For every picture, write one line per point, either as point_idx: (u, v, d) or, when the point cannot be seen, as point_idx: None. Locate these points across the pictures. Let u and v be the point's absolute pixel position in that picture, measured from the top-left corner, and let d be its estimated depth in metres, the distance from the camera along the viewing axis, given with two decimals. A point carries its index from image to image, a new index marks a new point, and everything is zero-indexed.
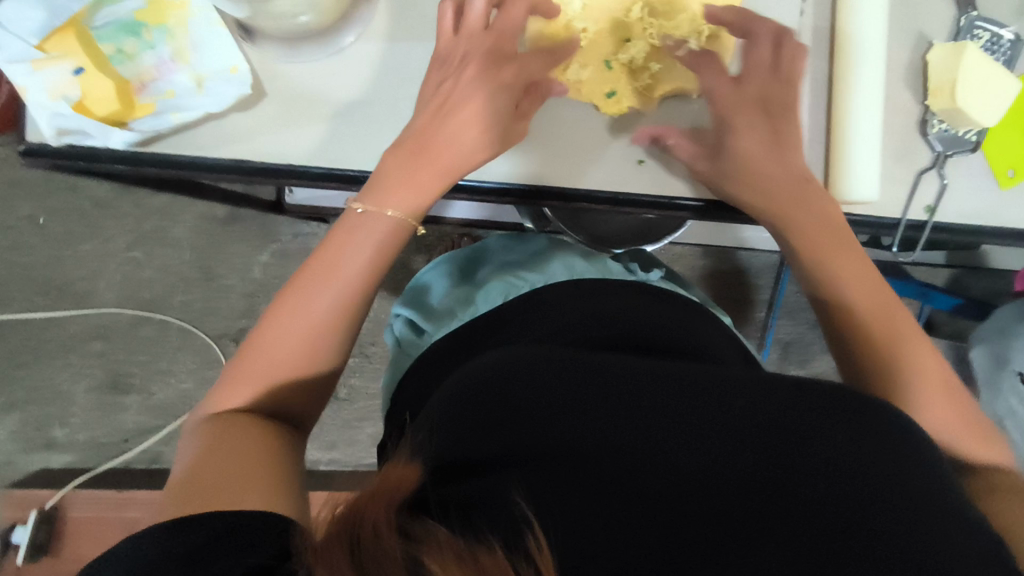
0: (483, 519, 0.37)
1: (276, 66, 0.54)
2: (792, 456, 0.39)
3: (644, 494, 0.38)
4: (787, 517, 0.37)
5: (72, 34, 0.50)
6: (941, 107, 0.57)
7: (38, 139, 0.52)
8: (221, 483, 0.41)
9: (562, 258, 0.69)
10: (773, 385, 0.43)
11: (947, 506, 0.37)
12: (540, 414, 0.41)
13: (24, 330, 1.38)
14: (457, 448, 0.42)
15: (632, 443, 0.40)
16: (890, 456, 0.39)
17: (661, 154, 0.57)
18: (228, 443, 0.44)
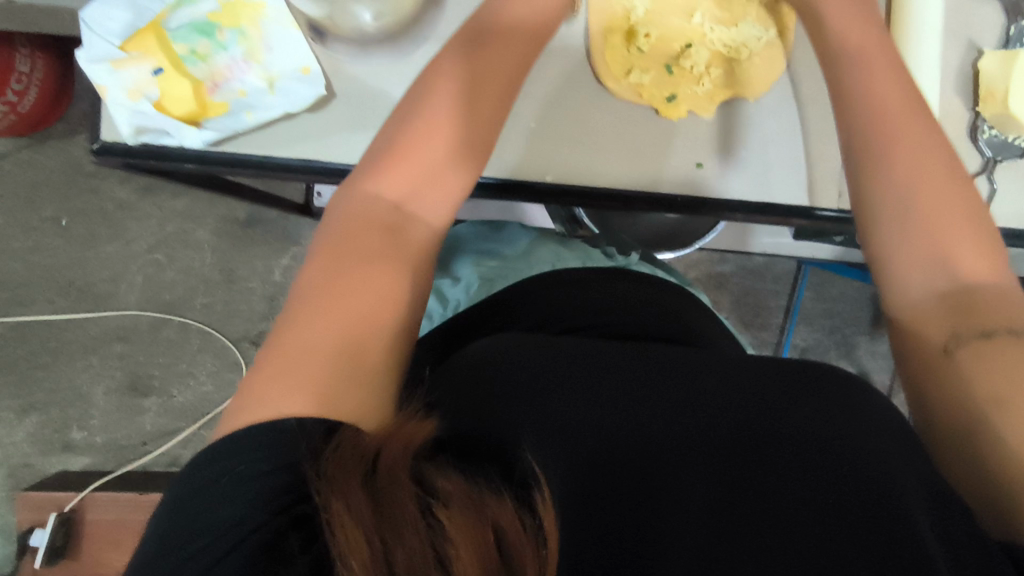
0: (495, 471, 0.40)
1: (346, 67, 0.55)
2: (754, 419, 0.44)
3: (635, 456, 0.43)
4: (750, 471, 0.42)
5: (151, 36, 0.52)
6: (992, 112, 0.59)
7: (113, 137, 0.53)
8: (297, 370, 0.40)
9: (546, 252, 0.70)
10: (736, 367, 0.48)
11: (903, 455, 0.42)
12: (540, 386, 0.45)
13: (44, 330, 1.35)
14: (461, 411, 0.44)
15: (621, 414, 0.44)
16: (845, 420, 0.44)
17: (719, 159, 0.59)
18: (333, 248, 0.46)
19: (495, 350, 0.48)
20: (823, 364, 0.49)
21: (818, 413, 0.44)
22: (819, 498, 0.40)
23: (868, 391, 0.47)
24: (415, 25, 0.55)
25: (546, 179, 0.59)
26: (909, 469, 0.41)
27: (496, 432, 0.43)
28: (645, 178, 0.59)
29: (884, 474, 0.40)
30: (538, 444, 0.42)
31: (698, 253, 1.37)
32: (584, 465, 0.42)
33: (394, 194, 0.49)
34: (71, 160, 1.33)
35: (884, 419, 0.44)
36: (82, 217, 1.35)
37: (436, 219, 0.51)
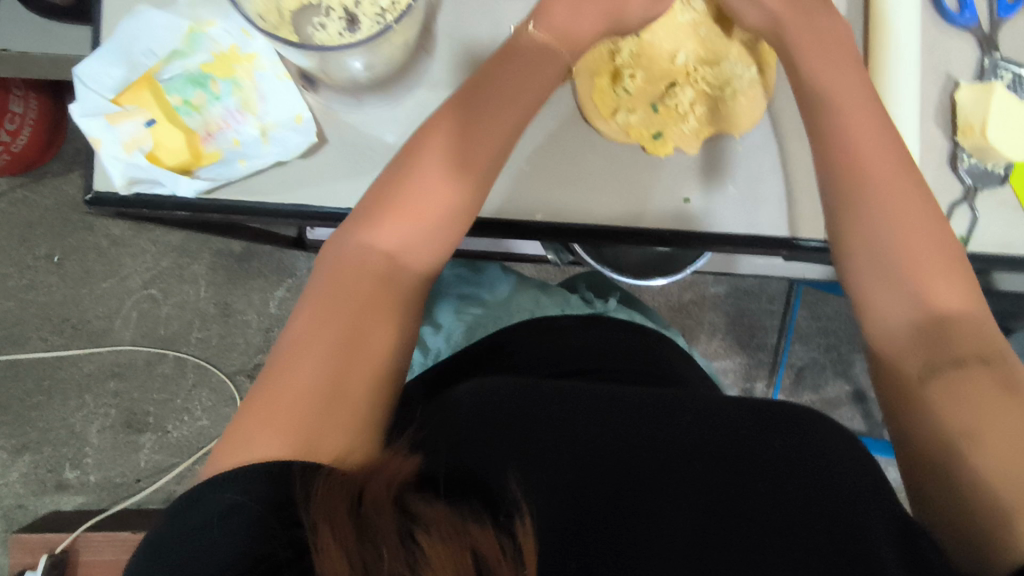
0: (478, 501, 0.43)
1: (339, 114, 0.56)
2: (725, 454, 0.47)
3: (613, 474, 0.46)
4: (717, 500, 0.46)
5: (146, 89, 0.53)
6: (971, 144, 0.60)
7: (106, 188, 0.54)
8: (282, 418, 0.42)
9: (525, 300, 0.73)
10: (709, 400, 0.51)
11: (866, 486, 0.45)
12: (526, 419, 0.48)
13: (38, 369, 1.34)
14: (452, 444, 0.47)
15: (601, 439, 0.48)
16: (814, 452, 0.47)
17: (706, 194, 0.60)
18: (307, 310, 0.48)
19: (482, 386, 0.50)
20: (799, 406, 0.52)
21: (790, 447, 0.47)
22: (788, 525, 0.44)
23: (836, 428, 0.50)
24: (406, 71, 0.56)
25: (537, 217, 0.59)
26: (872, 500, 0.45)
27: (483, 467, 0.46)
28: (642, 214, 0.60)
29: (848, 503, 0.44)
30: (522, 475, 0.46)
31: (692, 276, 1.37)
32: (566, 496, 0.45)
33: (383, 258, 0.51)
34: (66, 198, 1.33)
35: (850, 451, 0.48)
36: (76, 255, 1.35)
37: (416, 269, 0.53)
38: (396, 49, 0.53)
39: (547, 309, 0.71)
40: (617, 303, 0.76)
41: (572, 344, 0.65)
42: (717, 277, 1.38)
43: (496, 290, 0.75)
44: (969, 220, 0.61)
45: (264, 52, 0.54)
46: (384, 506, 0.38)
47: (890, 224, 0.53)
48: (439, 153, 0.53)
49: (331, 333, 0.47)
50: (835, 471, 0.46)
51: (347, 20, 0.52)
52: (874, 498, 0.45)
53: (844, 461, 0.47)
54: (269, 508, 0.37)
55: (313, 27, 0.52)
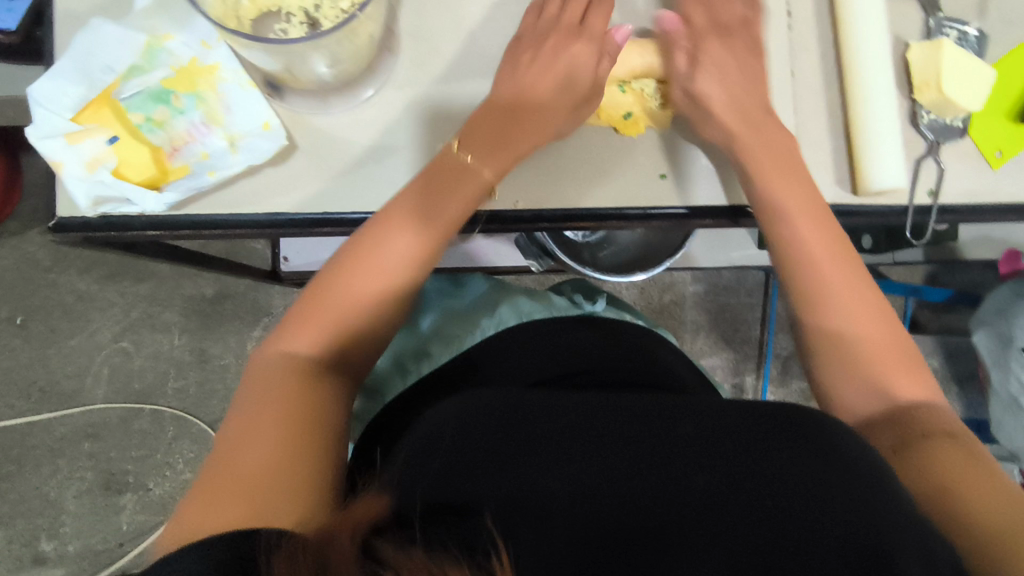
0: (452, 533, 0.39)
1: (308, 119, 0.55)
2: (737, 474, 0.42)
3: (605, 494, 0.42)
4: (729, 532, 0.39)
5: (106, 107, 0.51)
6: (926, 102, 0.62)
7: (69, 213, 0.52)
8: (247, 491, 0.40)
9: (507, 301, 0.69)
10: (716, 409, 0.47)
11: (885, 489, 0.41)
12: (507, 451, 0.44)
13: (5, 437, 1.27)
14: (427, 482, 0.43)
15: (589, 463, 0.43)
16: (836, 449, 0.43)
17: (681, 169, 0.61)
18: (255, 391, 0.46)
19: (456, 420, 0.46)
20: (824, 416, 0.47)
21: (799, 446, 0.43)
22: (818, 547, 0.38)
23: (842, 424, 0.46)
24: (371, 72, 0.56)
25: (516, 206, 0.59)
26: (886, 497, 0.40)
27: (461, 500, 0.42)
28: (623, 191, 0.60)
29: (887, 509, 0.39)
30: (502, 515, 0.41)
31: (671, 277, 1.38)
32: (555, 538, 0.40)
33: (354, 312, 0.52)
34: (26, 257, 1.29)
35: (856, 441, 0.44)
36: (40, 315, 1.30)
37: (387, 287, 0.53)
38: (359, 43, 0.52)
39: (534, 311, 0.67)
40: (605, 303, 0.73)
41: (562, 358, 0.63)
42: (694, 275, 1.38)
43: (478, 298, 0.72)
44: (937, 174, 0.63)
45: (226, 63, 0.53)
46: (347, 555, 0.35)
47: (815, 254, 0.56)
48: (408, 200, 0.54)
49: (295, 428, 0.44)
50: (849, 474, 0.41)
51: (308, 24, 0.52)
52: (897, 497, 0.40)
53: (848, 456, 0.42)
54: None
55: (274, 32, 0.52)
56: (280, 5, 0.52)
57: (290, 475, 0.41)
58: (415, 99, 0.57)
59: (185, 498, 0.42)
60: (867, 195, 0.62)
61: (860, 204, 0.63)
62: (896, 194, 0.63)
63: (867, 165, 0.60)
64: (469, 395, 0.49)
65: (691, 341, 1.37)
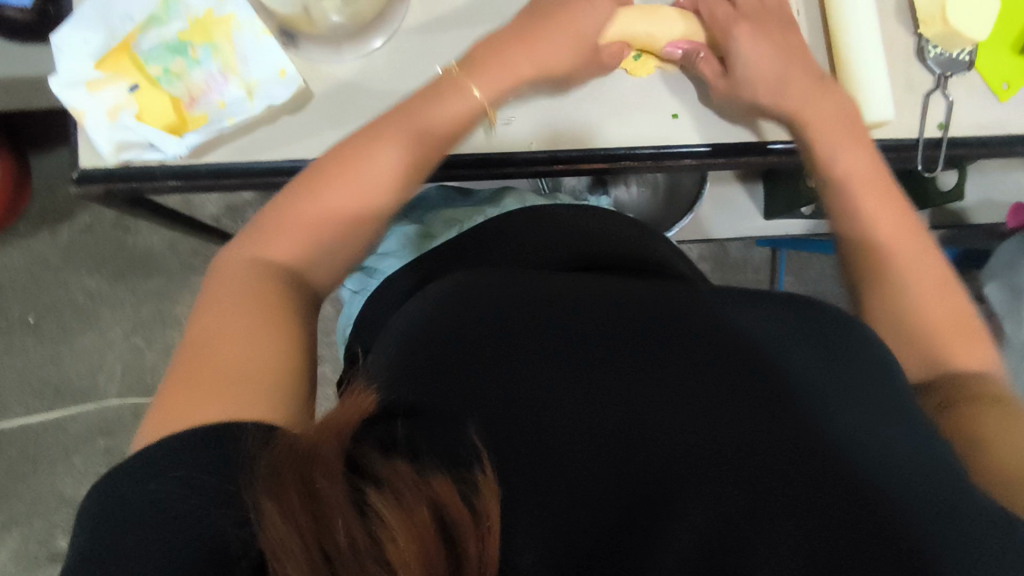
0: (434, 442, 0.39)
1: (323, 68, 0.56)
2: (738, 385, 0.42)
3: (595, 399, 0.41)
4: (725, 439, 0.39)
5: (125, 59, 0.52)
6: (933, 36, 0.62)
7: (91, 162, 0.52)
8: (224, 387, 0.39)
9: (512, 194, 0.70)
10: (724, 315, 0.46)
11: (881, 406, 0.42)
12: (496, 356, 0.43)
13: (20, 436, 1.27)
14: (413, 381, 0.42)
15: (580, 371, 0.42)
16: (837, 364, 0.43)
17: (692, 109, 0.62)
18: (223, 292, 0.44)
19: (446, 319, 0.45)
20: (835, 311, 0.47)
21: (804, 360, 0.43)
22: (801, 456, 0.39)
23: (852, 333, 0.46)
24: (384, 20, 0.57)
25: (532, 146, 0.60)
26: (880, 416, 0.41)
27: (441, 402, 0.41)
28: (636, 131, 0.61)
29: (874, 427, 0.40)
30: (487, 420, 0.40)
31: None
32: (539, 441, 0.40)
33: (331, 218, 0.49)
34: (36, 257, 1.30)
35: (866, 354, 0.44)
36: (52, 314, 1.30)
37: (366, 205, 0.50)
38: None
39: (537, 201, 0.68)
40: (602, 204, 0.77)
41: (561, 239, 0.60)
42: (701, 253, 1.38)
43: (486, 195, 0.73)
44: (946, 107, 0.63)
45: (240, 12, 0.53)
46: (335, 467, 0.35)
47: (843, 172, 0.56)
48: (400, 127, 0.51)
49: (282, 329, 0.43)
50: (850, 392, 0.42)
51: None
52: (890, 416, 0.41)
53: (850, 371, 0.43)
54: (209, 490, 0.34)
55: None
56: None
57: (281, 379, 0.41)
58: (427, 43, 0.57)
59: (159, 385, 0.41)
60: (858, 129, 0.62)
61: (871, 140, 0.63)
62: (906, 129, 0.63)
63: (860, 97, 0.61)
64: (460, 290, 0.47)
65: None
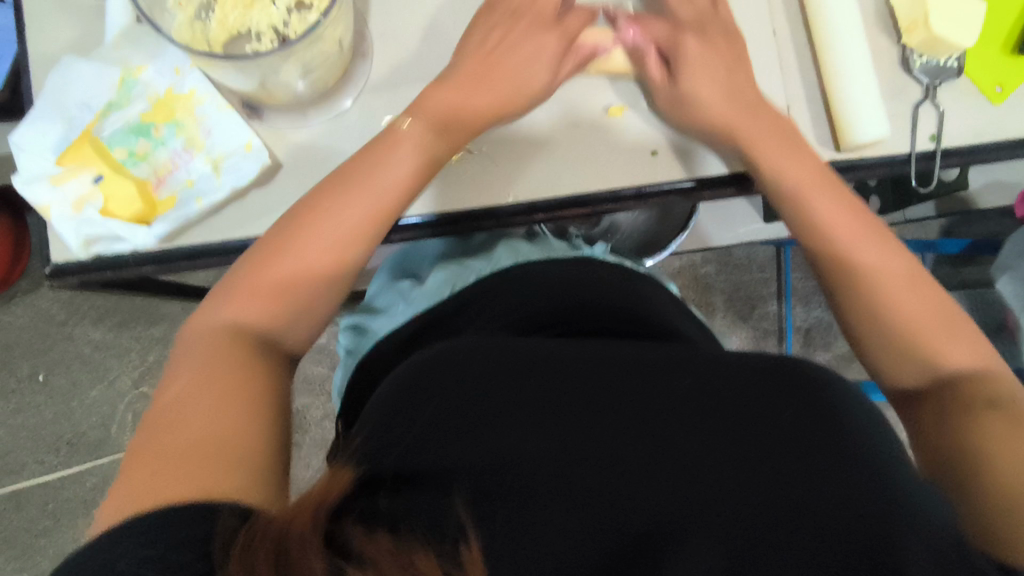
0: (423, 520, 0.38)
1: (287, 135, 0.55)
2: (734, 440, 0.41)
3: (586, 463, 0.41)
4: (721, 503, 0.39)
5: (87, 146, 0.51)
6: (916, 45, 0.60)
7: (63, 256, 0.52)
8: (185, 468, 0.39)
9: (504, 245, 0.66)
10: (714, 369, 0.46)
11: (880, 454, 0.41)
12: (480, 422, 0.43)
13: (39, 494, 1.28)
14: (398, 454, 0.42)
15: (566, 435, 0.42)
16: (825, 412, 0.43)
17: (673, 143, 0.59)
18: (181, 374, 0.45)
19: (432, 386, 0.45)
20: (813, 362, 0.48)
21: (799, 412, 0.42)
22: (791, 511, 0.38)
23: (838, 384, 0.46)
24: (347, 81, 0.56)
25: (510, 199, 0.58)
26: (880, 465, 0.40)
27: (424, 475, 0.41)
28: (619, 170, 0.58)
29: (870, 471, 0.39)
30: (471, 492, 0.40)
31: (680, 260, 1.35)
32: (523, 515, 0.39)
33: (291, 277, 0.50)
34: (40, 313, 1.30)
35: (857, 406, 0.44)
36: (60, 369, 1.31)
37: (331, 264, 0.51)
38: (330, 53, 0.51)
39: (530, 252, 0.64)
40: (605, 248, 0.71)
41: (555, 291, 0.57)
42: (704, 255, 1.36)
43: (478, 245, 0.69)
44: (937, 118, 0.61)
45: (201, 88, 0.53)
46: (313, 542, 0.34)
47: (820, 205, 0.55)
48: (373, 192, 0.52)
49: (238, 409, 0.43)
50: (851, 442, 0.41)
51: (279, 41, 0.51)
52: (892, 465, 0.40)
53: (847, 420, 0.43)
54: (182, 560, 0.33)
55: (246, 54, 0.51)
56: (249, 25, 0.51)
57: (254, 449, 0.41)
58: (395, 103, 0.56)
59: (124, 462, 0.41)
60: (851, 150, 0.59)
61: (862, 156, 0.61)
62: (898, 143, 0.61)
63: (845, 116, 0.58)
64: (444, 350, 0.48)
65: (709, 320, 1.35)
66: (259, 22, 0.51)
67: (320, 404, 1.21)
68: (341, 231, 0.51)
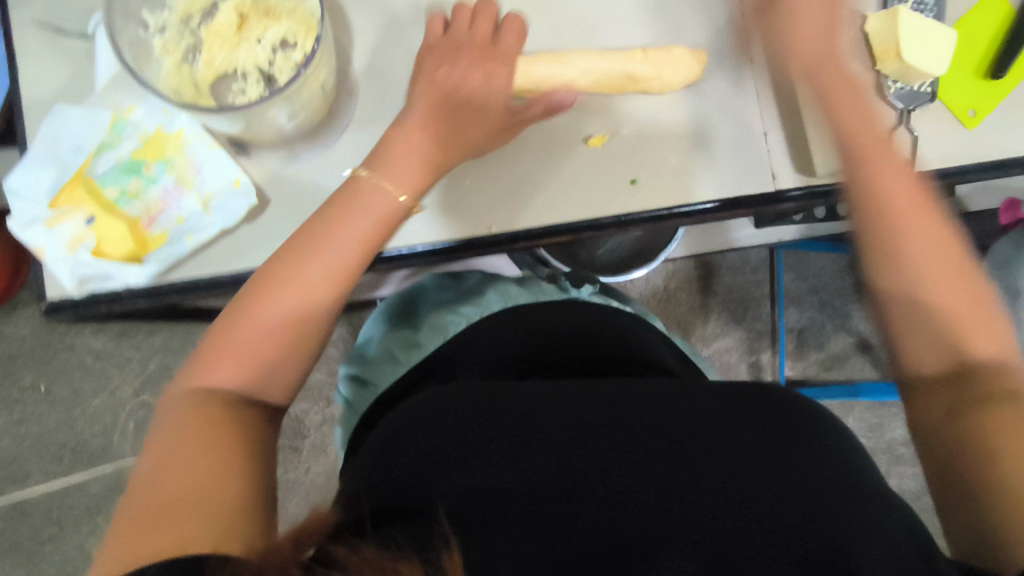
0: (408, 535, 0.39)
1: (275, 171, 0.56)
2: (703, 461, 0.43)
3: (567, 487, 0.43)
4: (691, 526, 0.41)
5: (80, 188, 0.53)
6: (891, 72, 0.61)
7: (58, 294, 0.53)
8: (174, 514, 0.40)
9: (495, 289, 0.68)
10: (684, 397, 0.48)
11: (842, 473, 0.43)
12: (466, 453, 0.45)
13: (43, 502, 1.30)
14: (392, 484, 0.44)
15: (548, 459, 0.44)
16: (788, 435, 0.45)
17: (652, 171, 0.61)
18: (172, 421, 0.46)
19: (423, 419, 0.47)
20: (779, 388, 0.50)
21: (763, 435, 0.45)
22: (757, 533, 0.40)
23: (804, 408, 0.48)
24: (331, 117, 0.57)
25: (491, 229, 0.60)
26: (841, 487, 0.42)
27: (414, 503, 0.43)
28: (599, 197, 0.60)
29: (830, 492, 0.42)
30: (457, 516, 0.42)
31: (674, 264, 1.36)
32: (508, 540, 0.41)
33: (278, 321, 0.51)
34: (42, 324, 1.32)
35: (822, 429, 0.46)
36: (62, 379, 1.33)
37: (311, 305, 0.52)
38: (314, 96, 0.52)
39: (519, 296, 0.66)
40: (592, 290, 0.70)
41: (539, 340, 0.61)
42: (698, 258, 1.36)
43: (471, 287, 0.70)
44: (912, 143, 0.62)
45: (189, 128, 0.54)
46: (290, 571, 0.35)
47: (891, 205, 0.54)
48: (358, 227, 0.53)
49: (225, 457, 0.44)
50: (812, 462, 0.43)
51: (264, 81, 0.52)
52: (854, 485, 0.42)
53: (810, 440, 0.45)
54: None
55: (233, 94, 0.52)
56: (235, 65, 0.52)
57: (240, 495, 0.43)
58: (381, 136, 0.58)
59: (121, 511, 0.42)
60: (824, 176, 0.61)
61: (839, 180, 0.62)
62: None
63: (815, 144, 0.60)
64: (429, 392, 0.50)
65: (703, 323, 1.36)
66: (245, 62, 0.52)
67: (319, 410, 1.23)
68: (326, 273, 0.52)
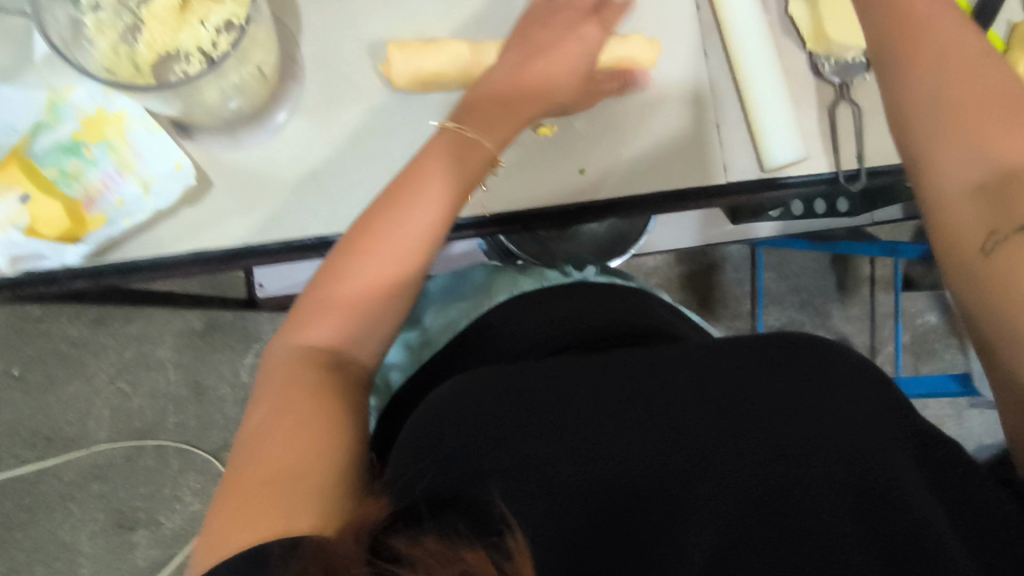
0: (465, 519, 0.42)
1: (217, 156, 0.57)
2: (734, 423, 0.46)
3: (612, 459, 0.46)
4: (735, 480, 0.45)
5: (14, 166, 0.51)
6: (822, 50, 0.61)
7: None
8: (269, 496, 0.39)
9: (506, 281, 0.68)
10: (707, 361, 0.50)
11: (869, 420, 0.45)
12: (506, 437, 0.47)
13: (15, 488, 1.30)
14: (442, 465, 0.47)
15: (590, 430, 0.47)
16: (808, 389, 0.47)
17: (599, 161, 0.61)
18: (283, 392, 0.46)
19: (455, 411, 0.49)
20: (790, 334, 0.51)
21: (787, 386, 0.47)
22: (794, 484, 0.44)
23: (827, 357, 0.49)
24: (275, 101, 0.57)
25: None
26: (876, 429, 0.45)
27: (458, 489, 0.45)
28: (547, 188, 0.61)
29: (862, 437, 0.45)
30: (511, 495, 0.45)
31: (655, 260, 1.35)
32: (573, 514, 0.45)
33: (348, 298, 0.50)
34: (16, 310, 1.31)
35: (841, 377, 0.48)
36: (36, 365, 1.32)
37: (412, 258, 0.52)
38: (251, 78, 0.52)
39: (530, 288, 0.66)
40: (594, 270, 0.72)
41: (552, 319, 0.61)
42: (680, 254, 1.36)
43: (479, 282, 0.70)
44: (865, 139, 0.62)
45: (131, 110, 0.54)
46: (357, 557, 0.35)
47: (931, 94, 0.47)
48: (437, 191, 0.52)
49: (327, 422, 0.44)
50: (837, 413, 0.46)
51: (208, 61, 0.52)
52: (888, 428, 0.45)
53: (833, 390, 0.47)
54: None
55: (176, 75, 0.51)
56: (177, 47, 0.51)
57: (323, 468, 0.41)
58: (326, 121, 0.57)
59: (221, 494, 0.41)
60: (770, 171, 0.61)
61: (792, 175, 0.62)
62: (826, 162, 0.62)
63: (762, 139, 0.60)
64: (462, 378, 0.52)
65: None
66: (187, 44, 0.51)
67: None
68: (407, 242, 0.52)
